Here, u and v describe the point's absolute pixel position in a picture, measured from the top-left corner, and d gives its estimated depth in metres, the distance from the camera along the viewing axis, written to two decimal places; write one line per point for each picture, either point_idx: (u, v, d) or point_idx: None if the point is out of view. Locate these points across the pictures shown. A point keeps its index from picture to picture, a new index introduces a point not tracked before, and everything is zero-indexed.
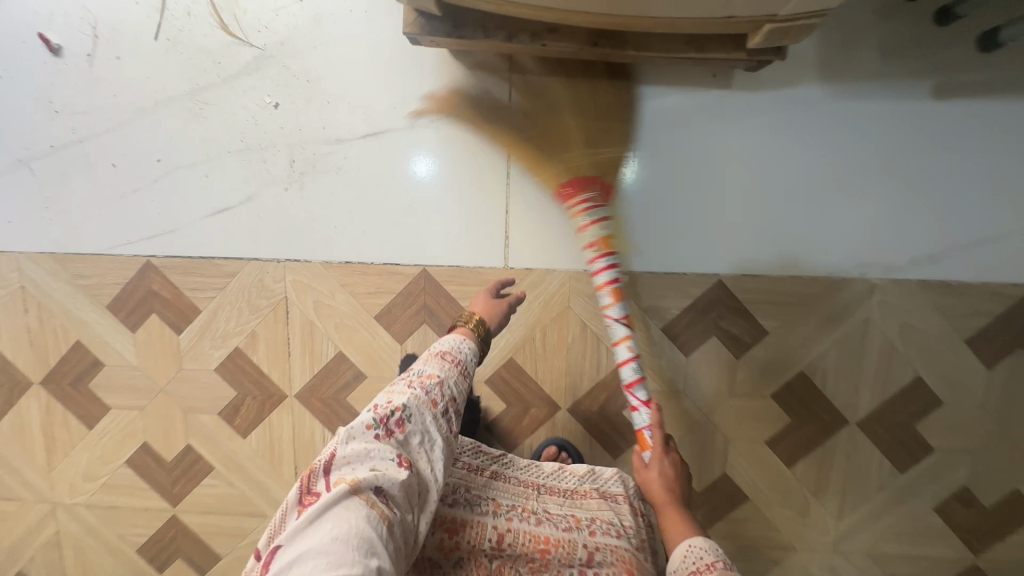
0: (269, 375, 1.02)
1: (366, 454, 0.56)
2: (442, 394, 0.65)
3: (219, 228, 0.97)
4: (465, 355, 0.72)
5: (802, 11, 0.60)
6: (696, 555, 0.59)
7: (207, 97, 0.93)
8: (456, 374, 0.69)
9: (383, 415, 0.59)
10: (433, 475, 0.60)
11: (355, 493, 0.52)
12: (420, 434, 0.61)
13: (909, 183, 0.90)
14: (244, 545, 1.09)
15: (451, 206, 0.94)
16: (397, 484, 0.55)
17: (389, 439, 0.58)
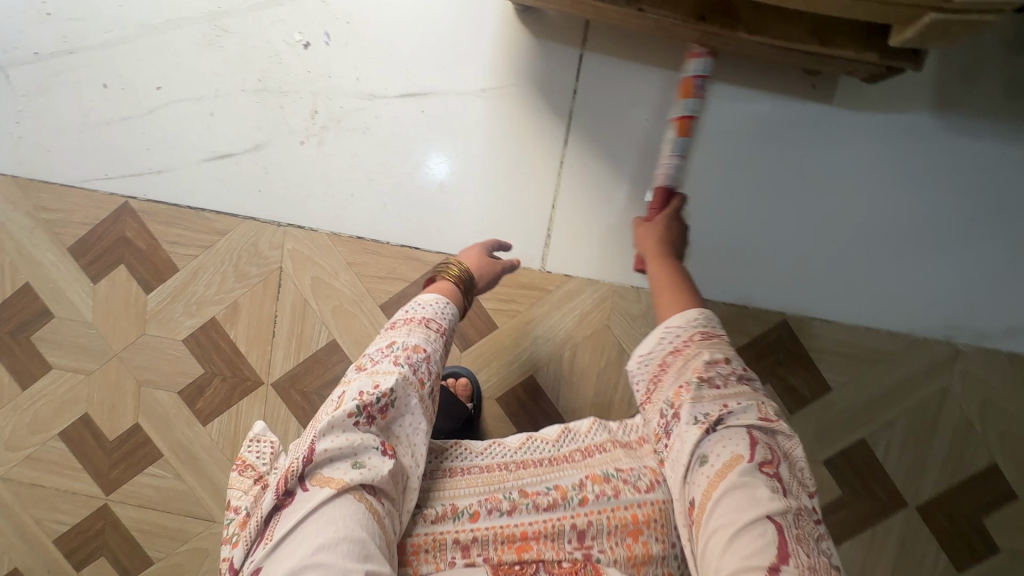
0: (246, 357, 0.87)
1: (349, 449, 0.45)
2: (431, 372, 0.52)
3: (215, 176, 0.83)
4: (448, 319, 0.57)
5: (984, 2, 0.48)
6: (677, 338, 0.50)
7: (229, 24, 0.81)
8: (442, 348, 0.55)
9: (368, 400, 0.46)
10: (414, 463, 0.50)
11: (344, 494, 0.43)
12: (405, 419, 0.49)
13: (1011, 240, 0.79)
14: (183, 551, 0.92)
15: (490, 190, 0.81)
16: (387, 477, 0.45)
17: (371, 427, 0.46)
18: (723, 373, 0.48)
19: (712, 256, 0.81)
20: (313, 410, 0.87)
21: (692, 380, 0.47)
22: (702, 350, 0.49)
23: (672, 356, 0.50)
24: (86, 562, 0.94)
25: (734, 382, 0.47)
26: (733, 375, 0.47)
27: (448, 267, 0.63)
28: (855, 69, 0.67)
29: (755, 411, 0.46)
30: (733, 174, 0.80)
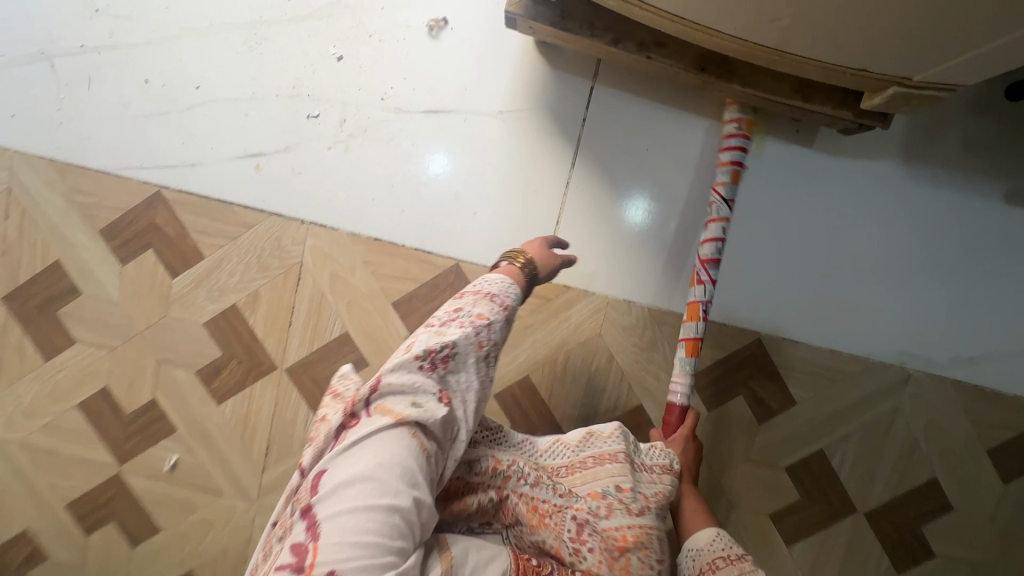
0: (263, 343, 0.93)
1: (410, 388, 0.52)
2: (489, 337, 0.58)
3: (245, 173, 0.89)
4: (512, 296, 0.62)
5: (939, 81, 0.58)
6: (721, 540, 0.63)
7: (268, 33, 0.87)
8: (503, 320, 0.60)
9: (432, 349, 0.54)
10: (464, 416, 0.55)
11: (400, 426, 0.50)
12: (460, 374, 0.56)
13: (962, 280, 0.89)
14: (190, 521, 0.99)
15: (501, 204, 0.88)
16: (439, 420, 0.52)
17: (432, 373, 0.54)
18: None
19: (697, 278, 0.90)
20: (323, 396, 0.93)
21: None
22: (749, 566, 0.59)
23: None
24: (96, 526, 0.99)
25: None
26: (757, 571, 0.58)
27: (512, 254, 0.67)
28: (832, 122, 0.76)
29: None
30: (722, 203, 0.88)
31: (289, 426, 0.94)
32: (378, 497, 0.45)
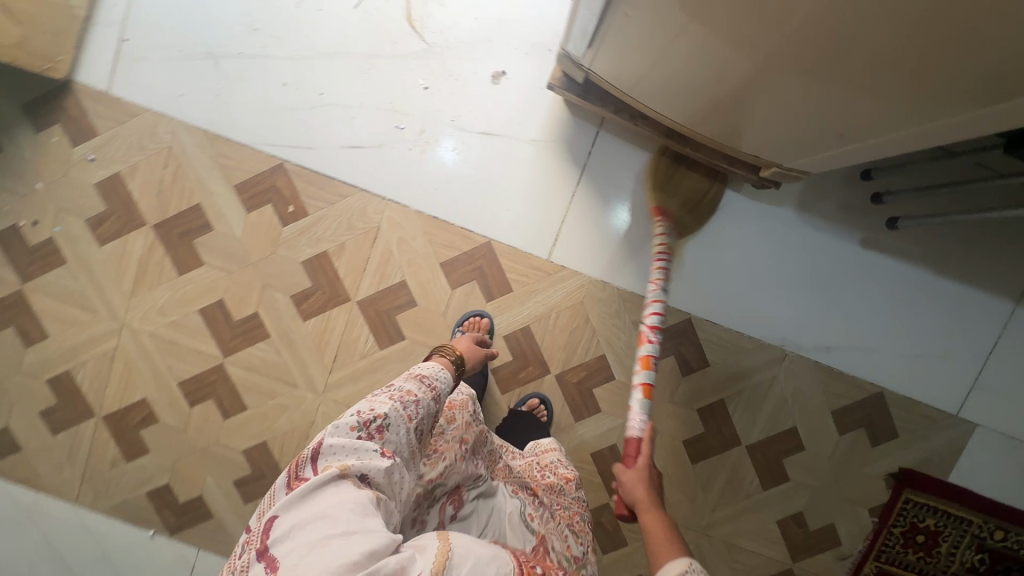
0: (343, 280, 1.30)
1: (351, 448, 0.69)
2: (416, 411, 0.81)
3: (347, 158, 1.25)
4: (438, 379, 0.91)
5: (797, 168, 1.02)
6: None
7: (377, 63, 1.23)
8: (429, 397, 0.86)
9: (367, 419, 0.73)
10: (396, 479, 0.73)
11: (343, 475, 0.66)
12: (393, 441, 0.76)
13: (829, 294, 1.31)
14: (269, 404, 1.35)
15: (526, 203, 1.27)
16: (378, 470, 0.70)
17: (371, 439, 0.72)
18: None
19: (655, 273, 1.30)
20: (382, 323, 1.31)
21: None
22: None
23: None
24: (199, 401, 1.35)
25: None
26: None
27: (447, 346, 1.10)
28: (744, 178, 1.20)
29: None
30: None
31: (354, 342, 1.31)
32: (329, 531, 0.59)
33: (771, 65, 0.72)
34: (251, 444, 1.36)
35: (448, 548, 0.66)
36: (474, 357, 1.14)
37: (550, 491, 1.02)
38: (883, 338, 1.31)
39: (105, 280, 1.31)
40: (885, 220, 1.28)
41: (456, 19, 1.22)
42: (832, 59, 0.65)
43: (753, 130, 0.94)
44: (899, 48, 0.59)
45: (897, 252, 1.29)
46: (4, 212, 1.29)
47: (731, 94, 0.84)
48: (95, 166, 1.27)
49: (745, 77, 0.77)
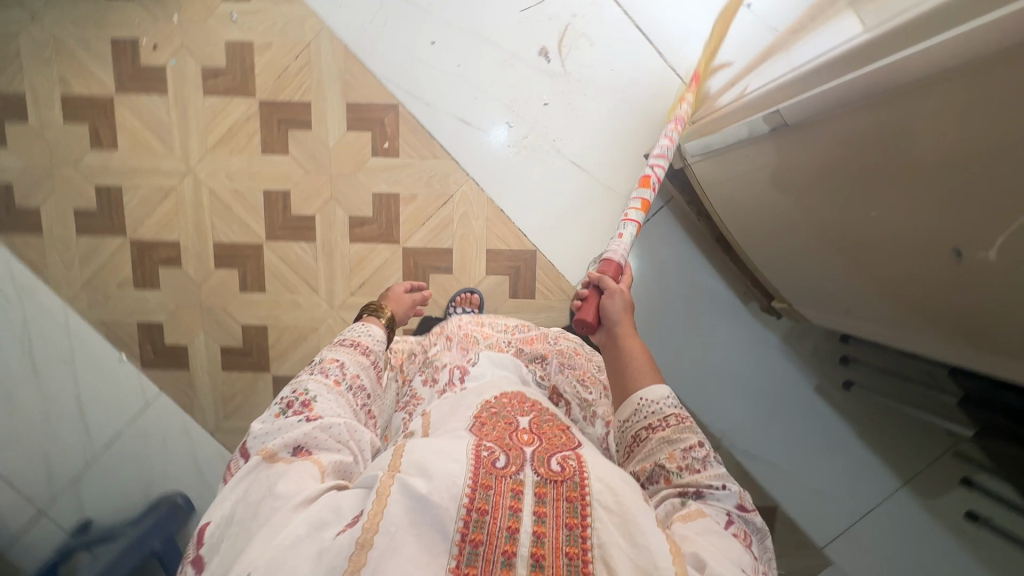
0: (399, 224, 1.43)
1: (276, 429, 0.65)
2: (342, 372, 0.79)
3: (453, 127, 1.39)
4: (360, 334, 0.90)
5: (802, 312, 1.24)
6: (654, 410, 0.66)
7: (516, 63, 1.38)
8: (354, 355, 0.85)
9: (290, 401, 0.69)
10: (337, 433, 0.67)
11: (269, 460, 0.61)
12: (326, 403, 0.71)
13: (773, 415, 1.55)
14: (286, 296, 1.46)
15: (582, 233, 1.43)
16: (306, 436, 0.64)
17: (298, 415, 0.67)
18: (699, 456, 0.62)
19: (651, 336, 1.50)
20: (415, 274, 1.44)
21: (671, 468, 0.61)
22: (672, 435, 0.64)
23: (646, 431, 0.66)
24: (225, 266, 1.45)
25: (709, 464, 0.61)
26: (710, 449, 0.63)
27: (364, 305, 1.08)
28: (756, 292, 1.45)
29: (733, 499, 0.59)
30: (688, 305, 1.50)
31: (385, 279, 1.45)
32: (252, 517, 0.54)
33: (829, 250, 0.92)
34: (253, 322, 1.47)
35: (393, 479, 0.52)
36: (397, 300, 1.13)
37: (561, 357, 0.95)
38: (796, 467, 1.56)
39: (192, 125, 1.39)
40: (841, 379, 1.53)
41: (595, 62, 1.38)
42: (869, 261, 0.85)
43: (787, 274, 1.14)
44: (919, 292, 0.80)
45: (836, 406, 1.54)
46: (132, 25, 1.36)
47: (787, 239, 1.03)
48: (234, 28, 1.36)
49: (803, 236, 0.97)
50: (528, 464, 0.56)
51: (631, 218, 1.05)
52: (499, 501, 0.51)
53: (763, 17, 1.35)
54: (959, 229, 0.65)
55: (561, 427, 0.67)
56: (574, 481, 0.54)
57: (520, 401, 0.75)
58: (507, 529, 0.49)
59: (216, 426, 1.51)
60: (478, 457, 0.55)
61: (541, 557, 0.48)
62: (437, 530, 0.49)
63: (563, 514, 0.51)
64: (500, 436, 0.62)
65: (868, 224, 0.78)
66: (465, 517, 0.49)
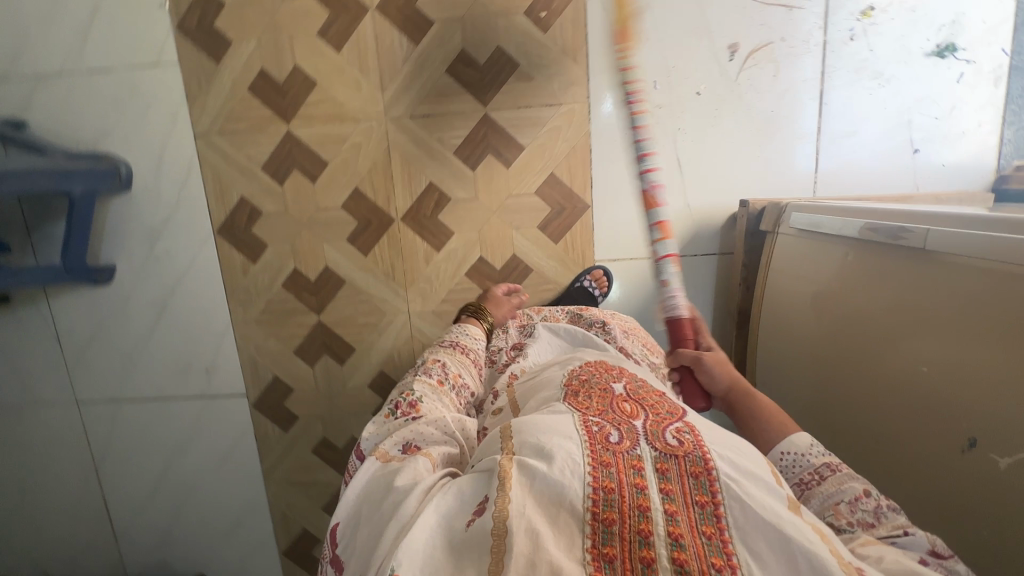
0: (497, 91, 1.35)
1: (389, 431, 0.80)
2: (435, 374, 0.98)
3: (607, 46, 1.32)
4: (445, 347, 1.10)
5: None
6: (800, 464, 0.70)
7: (703, 34, 1.30)
8: (443, 360, 1.04)
9: (399, 405, 0.85)
10: (439, 417, 0.82)
11: (380, 456, 0.73)
12: (427, 402, 0.87)
13: None
14: (353, 72, 1.37)
15: (637, 223, 1.42)
16: (414, 429, 0.78)
17: (405, 413, 0.83)
18: (870, 507, 0.63)
19: None
20: (476, 143, 1.39)
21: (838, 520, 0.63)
22: (830, 491, 0.66)
23: (800, 486, 0.69)
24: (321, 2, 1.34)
25: (880, 514, 0.62)
26: (880, 498, 0.63)
27: (472, 305, 1.34)
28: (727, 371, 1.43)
29: (920, 546, 0.58)
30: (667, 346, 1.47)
31: (449, 126, 1.38)
32: (379, 513, 0.63)
33: (838, 373, 0.95)
34: (307, 70, 1.37)
35: (512, 463, 0.58)
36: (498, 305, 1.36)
37: (620, 325, 1.20)
38: None
39: None
40: None
41: (765, 89, 1.31)
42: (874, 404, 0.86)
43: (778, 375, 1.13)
44: (886, 450, 0.84)
45: None
46: None
47: (809, 344, 1.03)
48: None
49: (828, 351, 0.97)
50: (642, 439, 0.62)
51: (667, 251, 0.82)
52: (622, 479, 0.56)
53: (919, 168, 1.33)
54: (987, 423, 0.66)
55: (655, 394, 0.76)
56: (697, 458, 0.58)
57: (606, 368, 0.86)
58: (638, 507, 0.53)
59: (205, 133, 1.43)
60: (592, 434, 0.62)
61: (679, 536, 0.51)
62: (563, 506, 0.54)
63: (692, 493, 0.55)
64: (604, 409, 0.70)
65: (905, 372, 0.79)
66: (593, 496, 0.54)
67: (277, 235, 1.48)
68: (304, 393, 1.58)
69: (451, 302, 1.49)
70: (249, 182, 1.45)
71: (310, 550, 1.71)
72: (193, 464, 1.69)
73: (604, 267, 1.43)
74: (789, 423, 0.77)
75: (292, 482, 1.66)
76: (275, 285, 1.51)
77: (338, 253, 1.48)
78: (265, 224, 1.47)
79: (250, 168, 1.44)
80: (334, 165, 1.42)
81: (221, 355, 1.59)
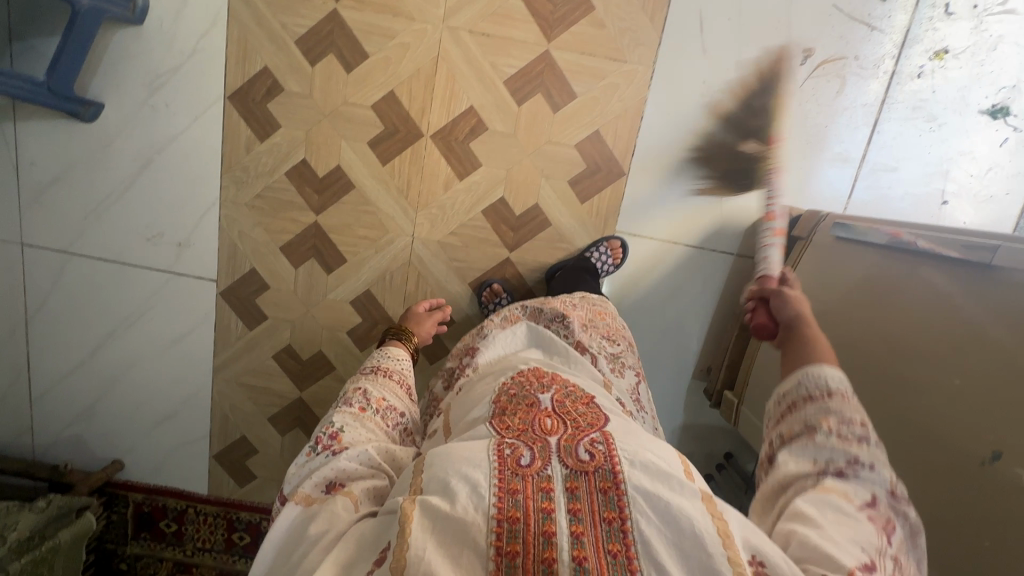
0: (565, 30, 1.29)
1: (309, 469, 0.70)
2: (364, 399, 0.81)
3: (687, 15, 1.28)
4: (374, 365, 0.92)
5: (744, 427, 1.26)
6: (813, 382, 0.68)
7: (783, 31, 1.28)
8: (374, 380, 0.87)
9: (320, 440, 0.72)
10: (364, 451, 0.71)
11: (301, 501, 0.65)
12: (351, 431, 0.74)
13: None
14: None
15: (669, 204, 1.38)
16: (337, 469, 0.68)
17: (326, 449, 0.71)
18: (860, 434, 0.62)
19: None
20: (528, 78, 1.32)
21: (819, 434, 0.63)
22: (833, 407, 0.65)
23: (801, 398, 0.68)
24: None
25: (868, 444, 0.62)
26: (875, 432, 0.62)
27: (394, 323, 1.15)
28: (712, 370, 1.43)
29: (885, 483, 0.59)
30: (661, 335, 1.45)
31: (505, 53, 1.31)
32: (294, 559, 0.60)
33: (856, 381, 0.94)
34: None
35: (414, 504, 0.56)
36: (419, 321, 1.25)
37: (580, 318, 1.14)
38: None
39: None
40: None
41: (823, 102, 1.31)
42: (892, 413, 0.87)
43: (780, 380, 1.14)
44: (903, 456, 0.84)
45: None
46: None
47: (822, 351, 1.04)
48: None
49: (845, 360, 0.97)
50: (554, 459, 0.61)
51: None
52: (529, 506, 0.54)
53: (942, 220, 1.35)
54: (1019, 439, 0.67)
55: (583, 402, 0.75)
56: (605, 473, 0.58)
57: (538, 375, 0.83)
58: (543, 534, 0.52)
59: None
60: (503, 460, 0.60)
61: (582, 559, 0.51)
62: (466, 544, 0.52)
63: (600, 510, 0.55)
64: (525, 425, 0.69)
65: (934, 383, 0.80)
66: (497, 530, 0.52)
67: (292, 119, 1.36)
68: (280, 293, 1.48)
69: (459, 237, 1.42)
70: (277, 53, 1.33)
71: (243, 458, 1.61)
72: (138, 342, 1.56)
73: (622, 239, 1.39)
74: (829, 355, 0.73)
75: (242, 385, 1.56)
76: (278, 172, 1.40)
77: (353, 154, 1.38)
78: (283, 103, 1.35)
79: (282, 38, 1.32)
80: (374, 59, 1.32)
81: (198, 233, 1.46)
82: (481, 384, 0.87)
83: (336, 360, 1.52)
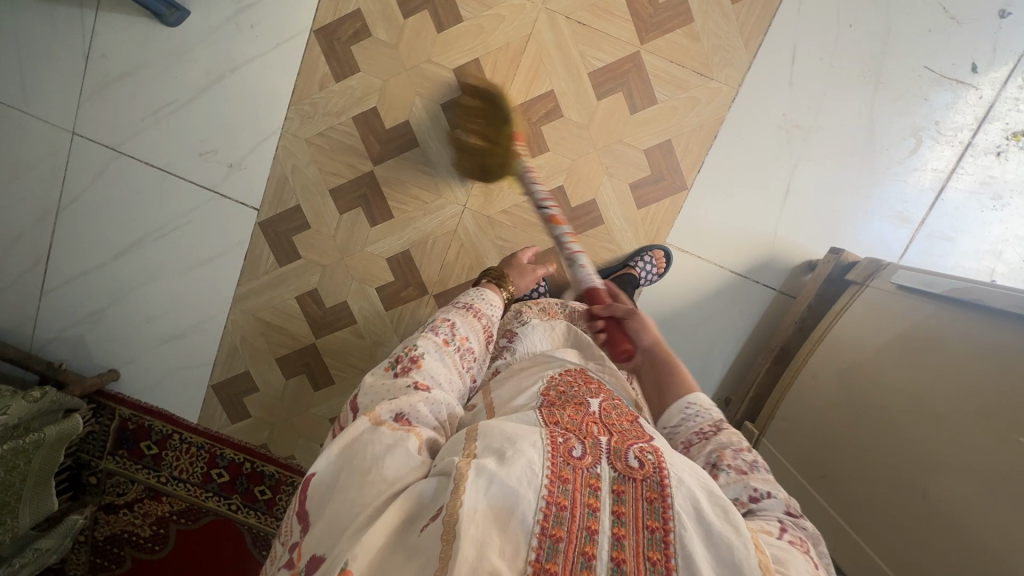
0: (660, 36, 1.31)
1: (383, 388, 0.67)
2: (449, 334, 0.80)
3: (782, 48, 1.30)
4: (459, 305, 0.90)
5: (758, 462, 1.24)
6: (701, 416, 0.72)
7: (871, 85, 1.29)
8: (460, 318, 0.85)
9: (402, 360, 0.71)
10: (436, 394, 0.68)
11: (370, 419, 0.60)
12: (432, 363, 0.73)
13: None
14: None
15: (724, 227, 1.38)
16: (412, 401, 0.64)
17: (405, 371, 0.69)
18: (749, 460, 0.64)
19: None
20: (614, 76, 1.33)
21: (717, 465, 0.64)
22: (723, 439, 0.67)
23: (695, 437, 0.70)
24: None
25: (757, 469, 0.63)
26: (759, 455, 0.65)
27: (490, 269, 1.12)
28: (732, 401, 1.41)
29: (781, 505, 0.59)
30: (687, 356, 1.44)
31: (597, 47, 1.32)
32: (350, 488, 0.53)
33: (904, 426, 0.94)
34: None
35: (471, 464, 0.50)
36: (521, 271, 1.16)
37: None
38: None
39: None
40: None
41: (895, 161, 1.32)
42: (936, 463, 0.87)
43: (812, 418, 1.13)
44: (943, 506, 0.84)
45: None
46: None
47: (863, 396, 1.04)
48: None
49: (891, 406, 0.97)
50: (605, 457, 0.56)
51: None
52: (576, 497, 0.51)
53: None
54: None
55: (628, 419, 0.68)
56: (654, 483, 0.53)
57: (586, 380, 0.78)
58: (587, 528, 0.49)
59: None
60: (555, 445, 0.55)
61: (622, 562, 0.47)
62: (514, 516, 0.48)
63: (645, 517, 0.50)
64: (573, 426, 0.62)
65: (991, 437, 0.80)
66: (545, 510, 0.48)
67: (373, 66, 1.37)
68: (318, 235, 1.46)
69: (509, 217, 1.41)
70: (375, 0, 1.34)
71: (241, 394, 1.57)
72: (164, 254, 1.52)
73: (667, 249, 1.38)
74: (690, 380, 0.79)
75: (258, 319, 1.53)
76: (346, 114, 1.39)
77: (424, 112, 1.38)
78: (368, 49, 1.36)
79: None
80: (467, 24, 1.33)
81: (251, 156, 1.44)
82: (525, 370, 0.81)
83: (357, 314, 1.49)
